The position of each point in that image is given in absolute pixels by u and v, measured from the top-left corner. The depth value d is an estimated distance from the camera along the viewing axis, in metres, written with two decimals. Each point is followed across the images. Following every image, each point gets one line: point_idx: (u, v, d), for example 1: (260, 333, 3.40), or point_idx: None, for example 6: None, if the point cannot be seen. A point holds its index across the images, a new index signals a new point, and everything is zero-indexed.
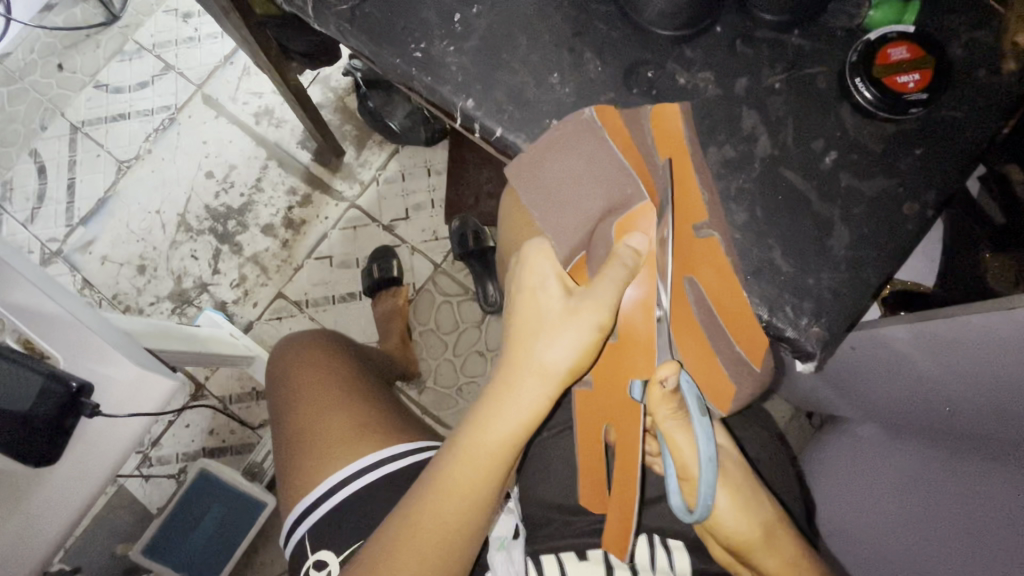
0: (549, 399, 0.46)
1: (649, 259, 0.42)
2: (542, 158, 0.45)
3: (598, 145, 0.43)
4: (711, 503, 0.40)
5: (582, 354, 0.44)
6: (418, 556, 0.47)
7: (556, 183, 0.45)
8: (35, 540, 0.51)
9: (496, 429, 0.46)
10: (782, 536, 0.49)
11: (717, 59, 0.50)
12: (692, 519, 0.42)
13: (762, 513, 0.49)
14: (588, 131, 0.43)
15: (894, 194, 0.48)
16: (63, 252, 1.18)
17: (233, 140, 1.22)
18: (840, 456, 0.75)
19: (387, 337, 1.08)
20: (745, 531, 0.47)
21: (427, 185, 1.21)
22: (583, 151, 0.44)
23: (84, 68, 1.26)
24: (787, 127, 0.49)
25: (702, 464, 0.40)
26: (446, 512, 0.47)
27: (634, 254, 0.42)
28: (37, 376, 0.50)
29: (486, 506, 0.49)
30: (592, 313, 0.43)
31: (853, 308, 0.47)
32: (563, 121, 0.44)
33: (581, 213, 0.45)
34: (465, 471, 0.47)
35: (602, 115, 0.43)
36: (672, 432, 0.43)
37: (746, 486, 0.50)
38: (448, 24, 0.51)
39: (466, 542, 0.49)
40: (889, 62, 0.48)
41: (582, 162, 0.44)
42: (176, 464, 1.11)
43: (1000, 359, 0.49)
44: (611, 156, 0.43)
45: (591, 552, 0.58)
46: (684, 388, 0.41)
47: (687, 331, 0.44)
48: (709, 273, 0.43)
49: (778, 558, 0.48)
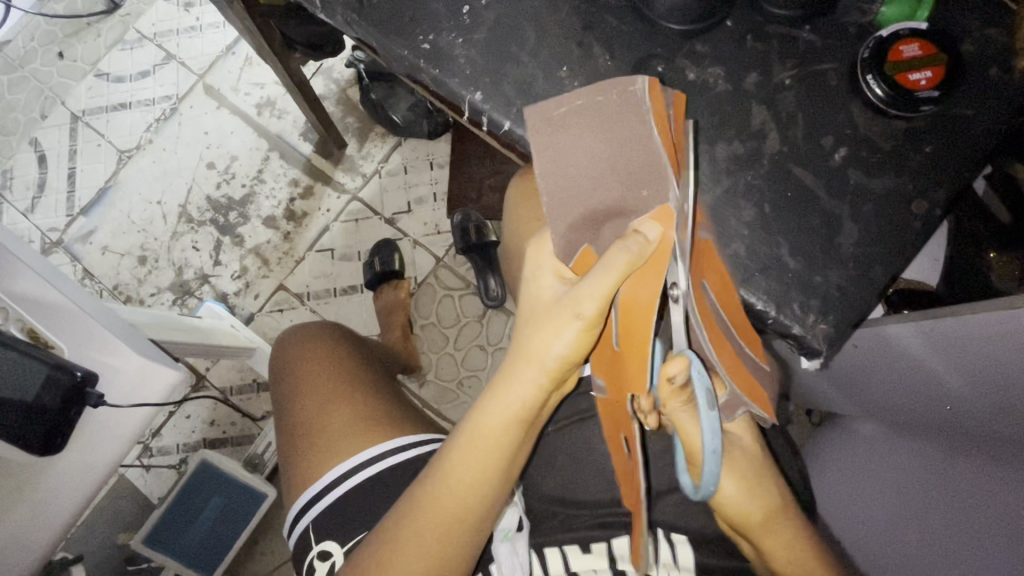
0: (542, 389, 0.45)
1: (658, 255, 0.36)
2: (567, 124, 0.40)
3: (633, 124, 0.37)
4: (712, 489, 0.40)
5: (579, 346, 0.42)
6: (423, 542, 0.47)
7: (572, 156, 0.40)
8: (38, 531, 0.51)
9: (494, 418, 0.46)
10: (785, 523, 0.51)
11: (727, 54, 0.50)
12: (697, 498, 0.42)
13: (767, 500, 0.51)
14: (629, 110, 0.38)
15: (904, 192, 0.48)
16: (63, 242, 1.17)
17: (234, 131, 1.21)
18: (840, 448, 0.74)
19: (388, 330, 1.08)
20: (751, 511, 0.50)
21: (429, 178, 1.20)
22: (613, 133, 0.39)
23: (85, 57, 1.25)
24: (796, 124, 0.49)
25: (705, 458, 0.39)
26: (450, 500, 0.47)
27: (645, 242, 0.37)
28: (42, 365, 0.49)
29: (486, 500, 0.49)
30: (574, 303, 0.41)
31: (861, 307, 0.47)
32: (604, 88, 0.39)
33: (585, 195, 0.41)
34: (467, 460, 0.47)
35: (653, 87, 0.37)
36: (678, 416, 0.44)
37: (753, 472, 0.51)
38: (456, 16, 0.51)
39: (470, 532, 0.49)
40: (901, 58, 0.48)
41: (608, 143, 0.39)
42: (177, 454, 1.11)
43: (998, 357, 0.49)
44: (646, 147, 0.37)
45: (593, 545, 0.60)
46: (695, 378, 0.39)
47: (717, 338, 0.41)
48: (714, 278, 0.43)
49: (778, 542, 0.51)
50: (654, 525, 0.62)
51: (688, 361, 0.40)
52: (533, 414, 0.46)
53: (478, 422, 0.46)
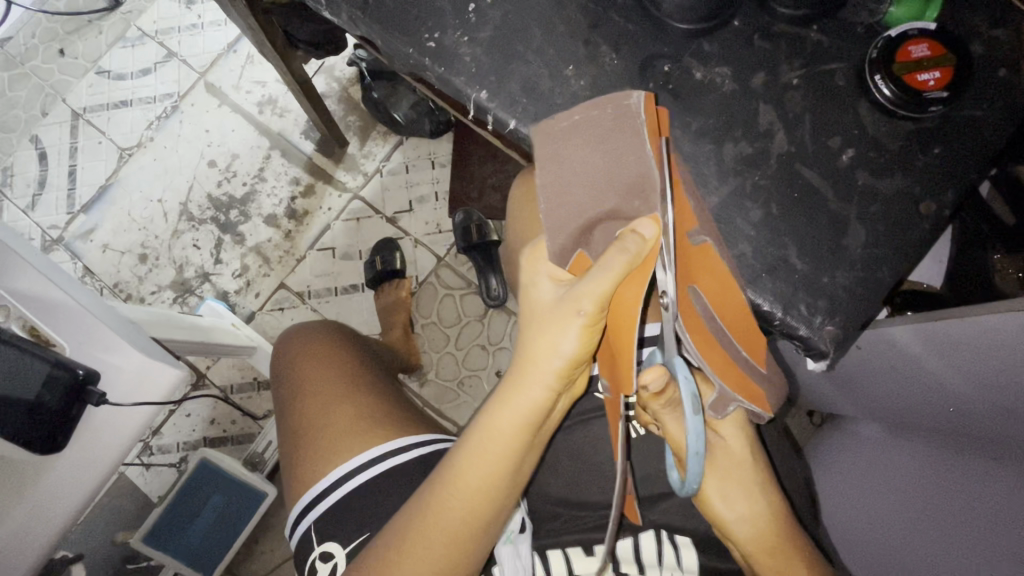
0: (552, 390, 0.44)
1: (654, 251, 0.36)
2: (569, 138, 0.41)
3: (629, 136, 0.38)
4: (695, 486, 0.42)
5: (588, 344, 0.42)
6: (429, 545, 0.47)
7: (570, 168, 0.41)
8: (37, 531, 0.50)
9: (503, 420, 0.45)
10: (768, 529, 0.51)
11: (734, 54, 0.50)
12: (682, 493, 0.44)
13: (750, 506, 0.51)
14: (625, 120, 0.39)
15: (911, 193, 0.48)
16: (64, 240, 1.17)
17: (236, 129, 1.21)
18: (846, 453, 0.75)
19: (389, 330, 1.08)
20: (730, 517, 0.51)
21: (430, 177, 1.20)
22: (608, 143, 0.39)
23: (86, 55, 1.25)
24: (804, 125, 0.49)
25: (688, 458, 0.41)
26: (459, 504, 0.47)
27: (642, 241, 0.36)
28: (42, 364, 0.49)
29: (496, 503, 0.48)
30: (576, 303, 0.40)
31: (867, 308, 0.47)
32: (598, 104, 0.40)
33: (582, 204, 0.41)
34: (475, 462, 0.47)
35: (647, 101, 0.38)
36: (664, 419, 0.47)
37: (739, 477, 0.52)
38: (462, 14, 0.51)
39: (478, 536, 0.48)
40: (910, 58, 0.47)
41: (604, 154, 0.39)
42: (177, 453, 1.11)
43: (1001, 360, 0.49)
44: (640, 154, 0.38)
45: (596, 548, 0.60)
46: (680, 379, 0.41)
47: (702, 340, 0.43)
48: (708, 284, 0.42)
49: (762, 549, 0.51)
50: (656, 527, 0.61)
51: (666, 371, 0.43)
52: (544, 417, 0.46)
53: (489, 425, 0.46)
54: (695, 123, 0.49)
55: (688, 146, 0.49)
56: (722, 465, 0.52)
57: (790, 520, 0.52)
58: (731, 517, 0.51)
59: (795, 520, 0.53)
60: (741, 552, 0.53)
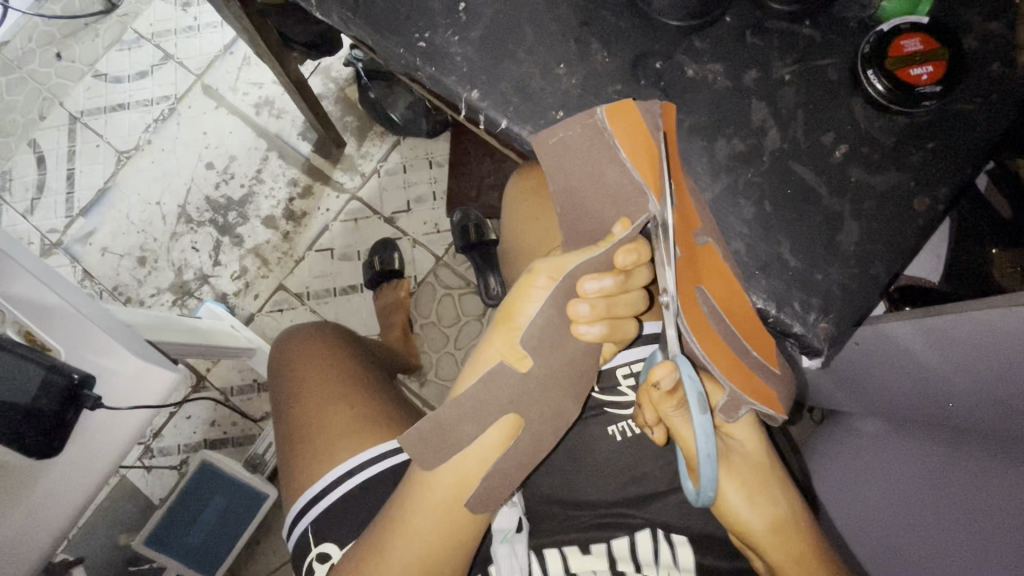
0: (510, 349, 0.46)
1: (629, 243, 0.42)
2: (555, 154, 0.43)
3: (605, 148, 0.43)
4: (711, 496, 0.44)
5: (552, 321, 0.44)
6: (417, 523, 0.50)
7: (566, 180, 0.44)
8: (36, 532, 0.50)
9: (458, 396, 0.46)
10: (790, 533, 0.51)
11: (726, 51, 0.50)
12: (698, 503, 0.46)
13: (771, 509, 0.51)
14: (597, 135, 0.43)
15: (906, 188, 0.48)
16: (63, 243, 1.17)
17: (233, 131, 1.21)
18: (842, 449, 0.74)
19: (388, 330, 1.08)
20: (752, 522, 0.51)
21: (428, 177, 1.20)
22: (590, 156, 0.43)
23: (83, 58, 1.25)
24: (797, 121, 0.49)
25: (701, 462, 0.42)
26: (435, 490, 0.50)
27: (613, 239, 0.42)
28: (39, 368, 0.49)
29: (469, 480, 0.50)
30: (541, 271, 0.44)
31: (863, 304, 0.47)
32: (570, 123, 0.43)
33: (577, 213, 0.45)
34: (447, 443, 0.48)
35: (613, 116, 0.43)
36: (674, 422, 0.48)
37: (758, 479, 0.52)
38: (453, 13, 0.51)
39: (461, 509, 0.51)
40: (902, 53, 0.47)
41: (587, 166, 0.43)
42: (178, 455, 1.11)
43: (1001, 354, 0.48)
44: (621, 166, 0.42)
45: (593, 546, 0.60)
46: (684, 380, 0.43)
47: (713, 341, 0.44)
48: (717, 284, 0.46)
49: (783, 552, 0.51)
50: (653, 526, 0.62)
51: (674, 367, 0.44)
52: (502, 390, 0.46)
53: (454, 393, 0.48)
54: (689, 120, 0.49)
55: (679, 144, 0.49)
56: (740, 467, 0.52)
57: (807, 519, 0.53)
58: (753, 524, 0.51)
59: (811, 519, 0.53)
60: (761, 557, 0.53)
